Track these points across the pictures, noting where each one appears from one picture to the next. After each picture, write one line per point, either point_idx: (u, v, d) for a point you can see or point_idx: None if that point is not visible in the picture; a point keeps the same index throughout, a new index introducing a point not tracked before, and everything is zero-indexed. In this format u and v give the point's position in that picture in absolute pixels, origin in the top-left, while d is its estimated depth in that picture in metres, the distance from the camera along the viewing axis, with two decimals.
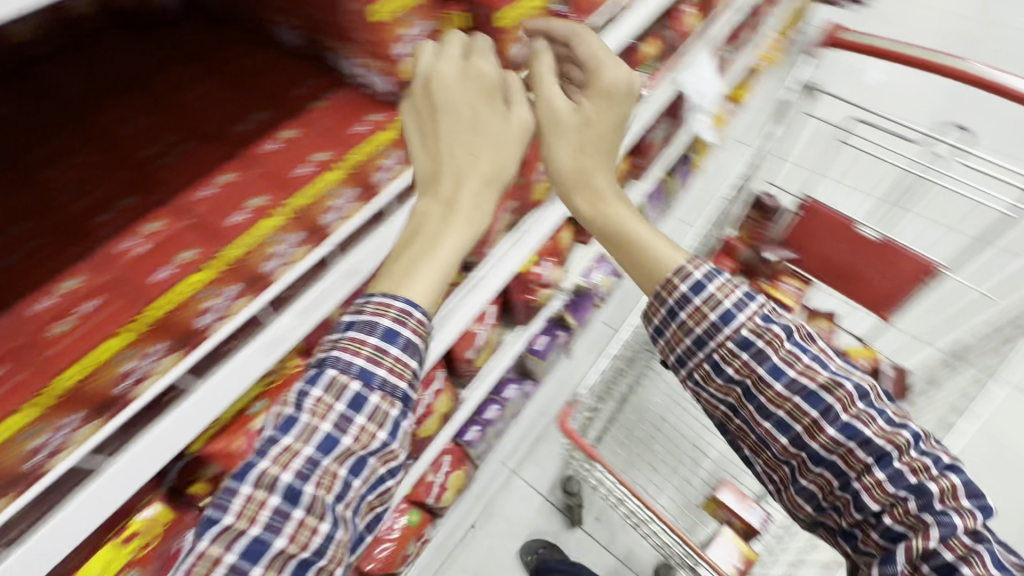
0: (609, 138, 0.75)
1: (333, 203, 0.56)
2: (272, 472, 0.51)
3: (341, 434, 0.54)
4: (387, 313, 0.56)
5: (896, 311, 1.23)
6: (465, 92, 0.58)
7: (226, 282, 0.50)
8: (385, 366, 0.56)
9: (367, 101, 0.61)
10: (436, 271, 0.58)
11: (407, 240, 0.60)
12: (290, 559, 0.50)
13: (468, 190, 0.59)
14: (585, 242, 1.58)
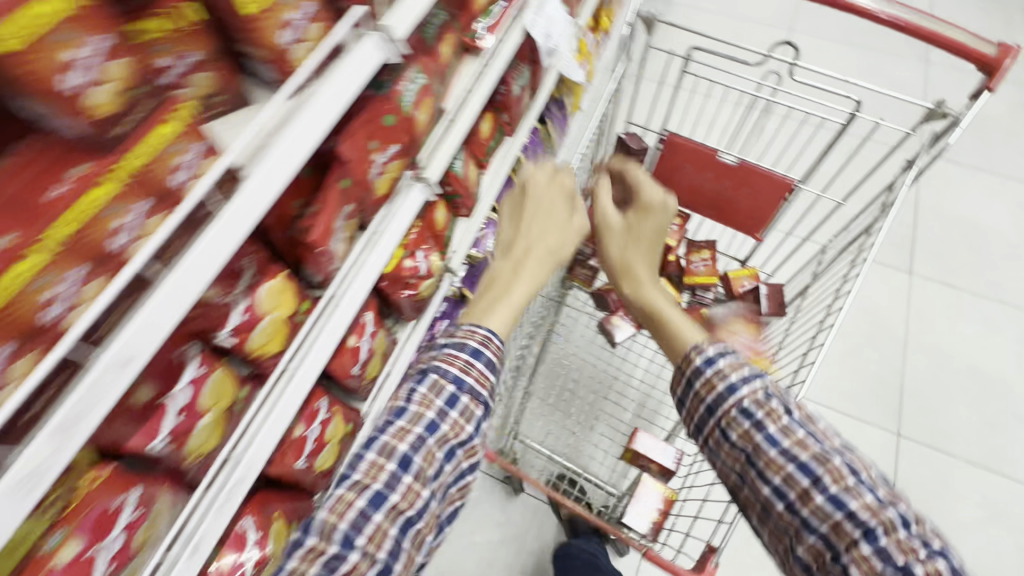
0: (651, 243, 1.07)
1: (52, 294, 0.45)
2: (393, 443, 0.83)
3: (441, 421, 0.88)
4: (474, 336, 0.97)
5: (765, 230, 1.26)
6: (548, 196, 1.18)
7: None
8: (472, 375, 0.93)
9: (62, 152, 0.45)
10: (504, 313, 1.02)
11: (485, 294, 1.06)
12: (400, 513, 0.79)
13: (526, 270, 1.08)
14: (468, 215, 1.48)
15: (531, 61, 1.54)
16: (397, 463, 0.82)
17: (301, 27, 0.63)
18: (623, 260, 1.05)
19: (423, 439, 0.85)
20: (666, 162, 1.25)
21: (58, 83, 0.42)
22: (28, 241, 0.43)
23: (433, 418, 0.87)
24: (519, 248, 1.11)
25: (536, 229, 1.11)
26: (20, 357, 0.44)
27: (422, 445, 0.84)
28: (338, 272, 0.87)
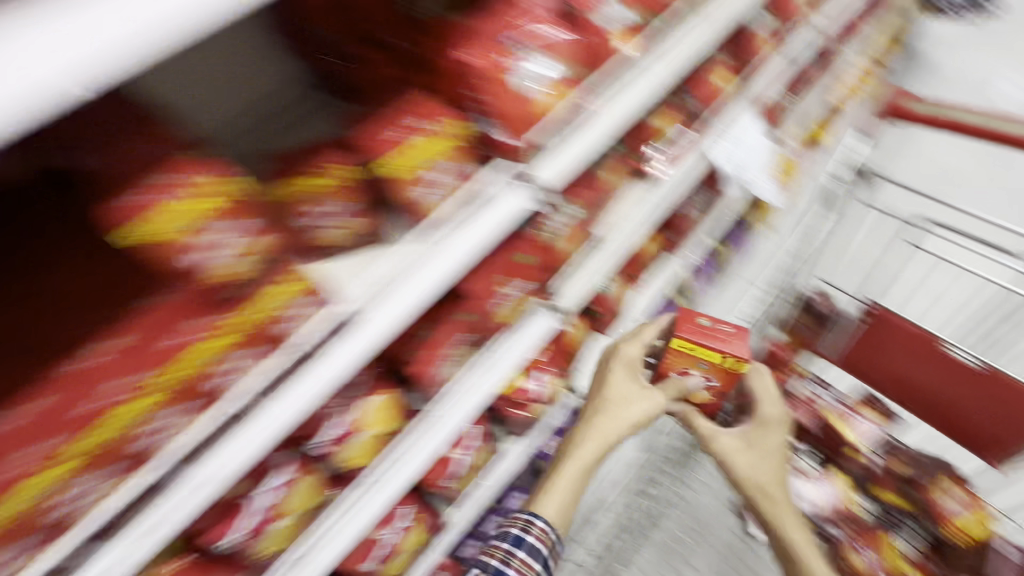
0: (775, 470, 0.88)
1: (153, 425, 0.49)
2: None
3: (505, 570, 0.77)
4: (517, 521, 0.82)
5: (1010, 460, 0.90)
6: (632, 378, 0.92)
7: (7, 543, 0.43)
8: (514, 566, 0.78)
9: (195, 300, 0.50)
10: (551, 502, 0.84)
11: (549, 479, 0.87)
12: None
13: (582, 446, 0.87)
14: (606, 331, 1.36)
15: (710, 181, 1.42)
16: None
17: (438, 184, 0.64)
18: (755, 483, 0.87)
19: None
20: (866, 341, 1.01)
21: (180, 256, 0.48)
22: (152, 379, 0.48)
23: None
24: (595, 423, 0.88)
25: (613, 422, 0.88)
26: (113, 477, 0.48)
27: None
28: (445, 391, 0.85)
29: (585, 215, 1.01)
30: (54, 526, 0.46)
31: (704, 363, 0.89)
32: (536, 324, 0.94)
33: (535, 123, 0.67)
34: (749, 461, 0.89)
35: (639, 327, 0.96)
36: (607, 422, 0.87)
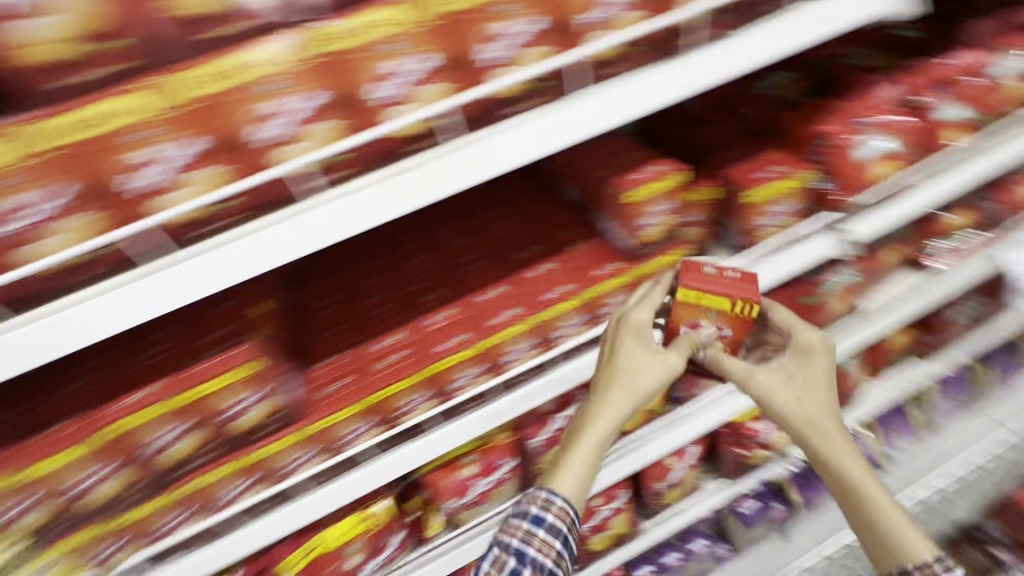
0: (826, 402, 0.72)
1: (562, 324, 0.75)
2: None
3: (527, 545, 0.69)
4: (535, 500, 0.71)
5: None
6: (640, 345, 0.70)
7: (477, 361, 0.72)
8: (535, 545, 0.70)
9: (609, 251, 0.76)
10: (571, 474, 0.70)
11: (566, 445, 0.71)
12: None
13: (601, 418, 0.69)
14: None
15: (988, 292, 1.34)
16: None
17: (780, 216, 0.82)
18: (809, 420, 0.71)
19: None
20: None
21: (640, 218, 0.71)
22: (576, 290, 0.74)
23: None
24: (604, 390, 0.69)
25: (631, 385, 0.69)
26: (530, 348, 0.74)
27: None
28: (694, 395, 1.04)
29: (862, 285, 1.07)
30: (497, 364, 0.73)
31: (719, 312, 0.68)
32: None
33: (868, 186, 0.82)
34: (796, 397, 0.72)
35: (637, 288, 0.75)
36: (605, 379, 0.69)
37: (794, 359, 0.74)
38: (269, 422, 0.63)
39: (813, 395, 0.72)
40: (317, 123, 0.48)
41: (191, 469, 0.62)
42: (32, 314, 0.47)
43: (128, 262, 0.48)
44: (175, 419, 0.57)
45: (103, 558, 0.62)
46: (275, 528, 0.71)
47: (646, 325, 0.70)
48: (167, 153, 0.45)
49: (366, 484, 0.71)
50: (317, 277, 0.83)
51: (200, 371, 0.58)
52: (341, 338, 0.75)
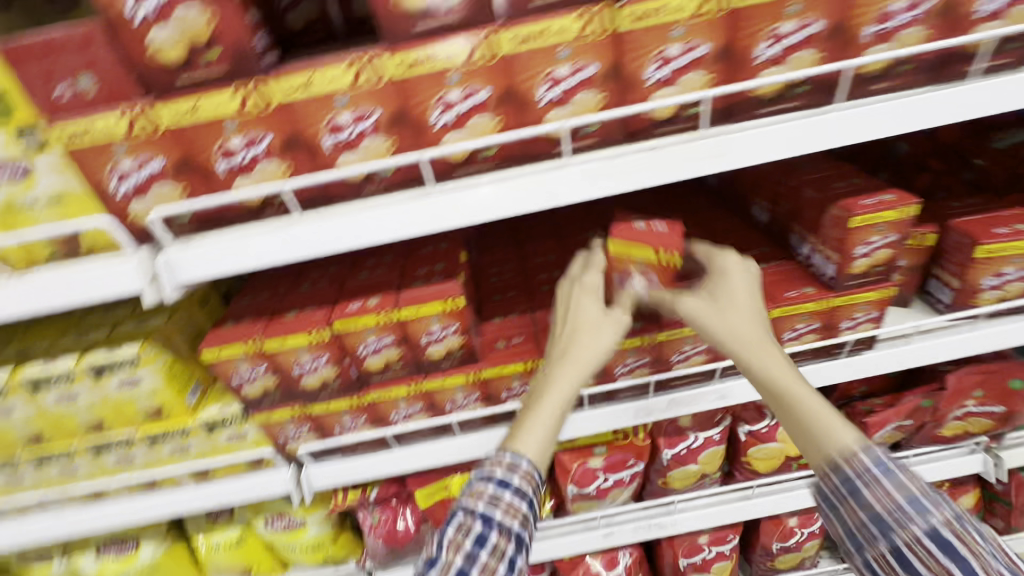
0: (754, 318, 0.60)
1: None
2: (448, 555, 0.56)
3: (493, 509, 0.58)
4: (499, 465, 0.60)
5: None
6: (593, 302, 0.63)
7: (643, 353, 0.73)
8: (501, 507, 0.58)
9: (803, 276, 0.72)
10: (539, 434, 0.60)
11: (525, 411, 0.62)
12: None
13: (558, 378, 0.60)
14: (1005, 529, 1.08)
15: None
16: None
17: (1010, 280, 0.72)
18: (734, 338, 0.58)
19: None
20: None
21: (857, 247, 0.66)
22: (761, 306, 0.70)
23: (462, 563, 0.56)
24: (563, 348, 0.62)
25: (595, 339, 0.61)
26: (699, 353, 0.74)
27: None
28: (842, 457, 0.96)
29: None
30: (660, 361, 0.74)
31: (646, 263, 0.62)
32: (972, 460, 0.89)
33: None
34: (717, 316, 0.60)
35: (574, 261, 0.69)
36: (561, 331, 0.63)
37: (711, 279, 0.63)
38: (453, 357, 0.69)
39: (738, 310, 0.60)
40: (585, 92, 0.52)
41: (381, 379, 0.70)
42: (314, 214, 0.56)
43: (397, 186, 0.56)
44: (383, 331, 0.65)
45: (294, 435, 0.74)
46: (425, 456, 0.77)
47: (593, 283, 0.63)
48: (452, 96, 0.51)
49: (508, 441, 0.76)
50: (494, 249, 0.91)
51: (418, 294, 0.64)
52: (511, 301, 0.80)
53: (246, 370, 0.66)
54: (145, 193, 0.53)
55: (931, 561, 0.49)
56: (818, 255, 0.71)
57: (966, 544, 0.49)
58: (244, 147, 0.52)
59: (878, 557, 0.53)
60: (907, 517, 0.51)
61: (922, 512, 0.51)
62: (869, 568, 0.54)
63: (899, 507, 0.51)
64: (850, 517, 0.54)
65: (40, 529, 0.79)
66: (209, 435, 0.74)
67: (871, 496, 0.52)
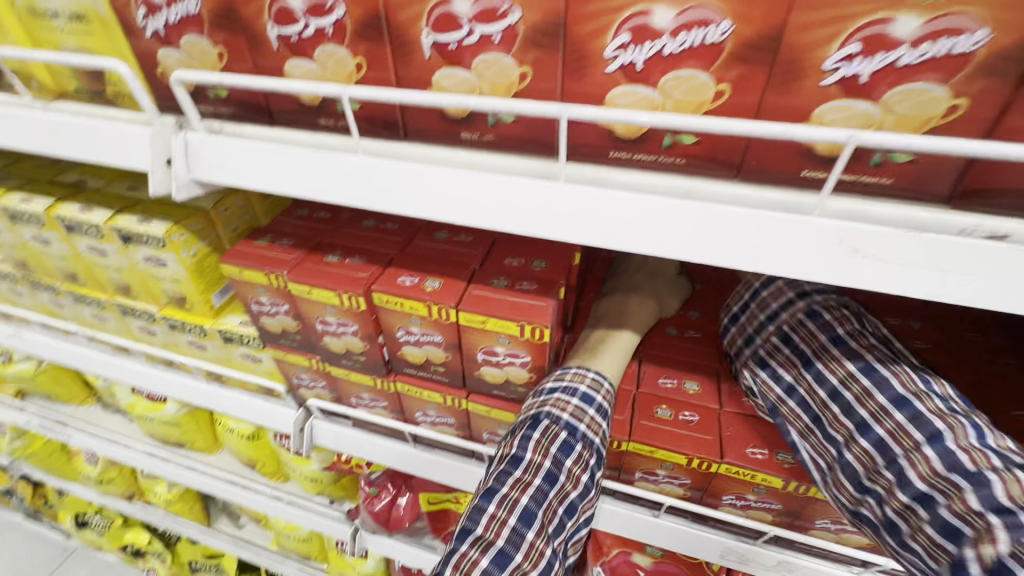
0: None
1: None
2: (536, 459, 0.42)
3: (580, 422, 0.45)
4: (583, 380, 0.47)
5: None
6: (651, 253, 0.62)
7: (779, 497, 0.48)
8: (591, 419, 0.45)
9: None
10: (617, 356, 0.51)
11: (595, 341, 0.53)
12: (553, 515, 0.41)
13: (634, 310, 0.55)
14: None
15: None
16: (488, 560, 0.38)
17: None
18: None
19: (541, 500, 0.41)
20: None
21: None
22: None
23: (550, 468, 0.42)
24: (641, 286, 0.58)
25: (673, 288, 0.59)
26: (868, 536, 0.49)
27: (543, 508, 0.41)
28: None
29: None
30: (799, 517, 0.50)
31: None
32: None
33: None
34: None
35: None
36: (633, 275, 0.60)
37: None
38: (512, 389, 0.50)
39: None
40: (929, 86, 0.25)
41: (418, 374, 0.53)
42: (382, 146, 0.37)
43: (514, 144, 0.35)
44: (433, 327, 0.47)
45: (307, 383, 0.62)
46: (442, 472, 0.62)
47: None
48: (656, 19, 0.27)
49: None
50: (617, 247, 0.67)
51: (495, 299, 0.45)
52: None
53: (267, 301, 0.53)
54: (175, 43, 0.37)
55: (803, 334, 0.45)
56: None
57: (837, 317, 0.44)
58: (306, 12, 0.33)
59: (765, 349, 0.47)
60: (790, 303, 0.46)
61: (807, 298, 0.46)
62: (755, 363, 0.47)
63: (789, 300, 0.46)
64: (747, 320, 0.49)
65: (72, 354, 0.78)
66: (224, 345, 0.64)
67: (765, 290, 0.48)
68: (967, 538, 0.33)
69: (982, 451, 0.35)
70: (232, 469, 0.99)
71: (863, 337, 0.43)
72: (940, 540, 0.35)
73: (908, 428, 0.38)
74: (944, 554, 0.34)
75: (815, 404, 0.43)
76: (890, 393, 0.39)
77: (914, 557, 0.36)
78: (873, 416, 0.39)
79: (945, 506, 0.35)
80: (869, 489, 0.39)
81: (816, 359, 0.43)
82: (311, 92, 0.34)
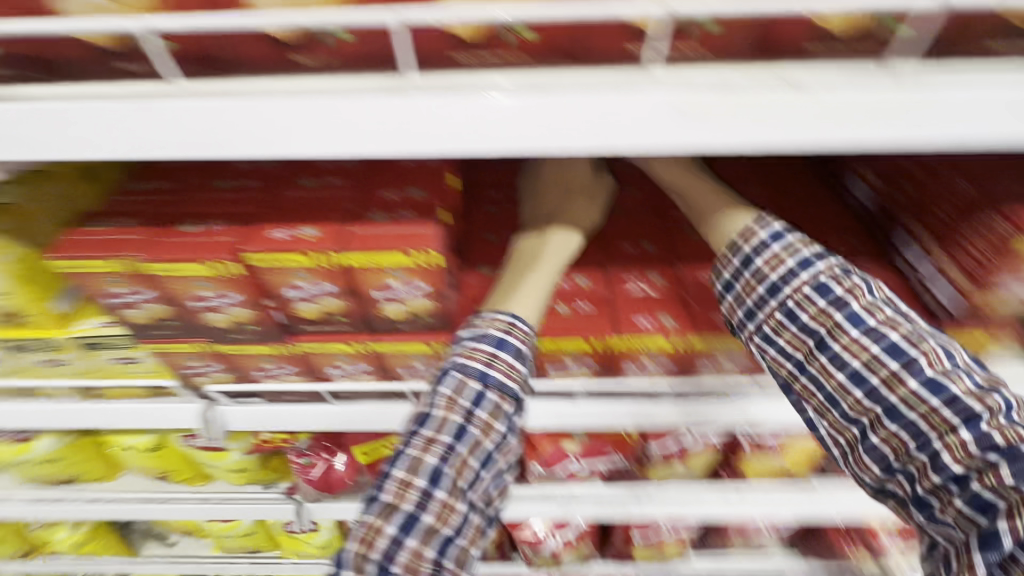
0: None
1: None
2: (440, 416, 0.45)
3: (490, 371, 0.46)
4: (494, 325, 0.48)
5: None
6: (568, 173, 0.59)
7: (668, 356, 0.55)
8: (503, 367, 0.47)
9: (905, 297, 0.54)
10: (536, 292, 0.51)
11: (516, 278, 0.52)
12: (466, 463, 0.45)
13: (555, 243, 0.54)
14: None
15: None
16: (397, 527, 0.43)
17: None
18: None
19: (448, 456, 0.44)
20: None
21: (999, 275, 0.46)
22: None
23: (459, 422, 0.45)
24: (558, 214, 0.57)
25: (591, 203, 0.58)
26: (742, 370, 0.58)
27: (452, 463, 0.44)
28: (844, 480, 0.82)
29: None
30: (687, 369, 0.57)
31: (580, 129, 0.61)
32: None
33: None
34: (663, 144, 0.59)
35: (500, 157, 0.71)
36: (550, 198, 0.58)
37: None
38: (417, 321, 0.51)
39: None
40: None
41: (319, 329, 0.52)
42: (212, 87, 0.34)
43: (357, 63, 0.33)
44: (323, 277, 0.46)
45: (200, 370, 0.57)
46: (368, 421, 0.62)
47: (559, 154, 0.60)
48: None
49: None
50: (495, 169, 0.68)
51: (378, 233, 0.44)
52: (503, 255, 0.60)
53: (124, 291, 0.47)
54: None
55: (814, 310, 0.45)
56: (948, 285, 0.51)
57: (849, 291, 0.45)
58: None
59: (772, 326, 0.47)
60: (793, 274, 0.46)
61: (809, 268, 0.46)
62: (761, 339, 0.47)
63: (791, 269, 0.46)
64: (744, 289, 0.48)
65: None
66: (87, 354, 0.56)
67: (740, 238, 0.49)
68: (1002, 511, 0.38)
69: (1014, 428, 0.38)
70: (143, 488, 0.91)
71: (880, 312, 0.44)
72: (971, 513, 0.39)
73: (942, 411, 0.40)
74: (973, 525, 0.39)
75: (835, 387, 0.44)
76: (921, 377, 0.41)
77: (944, 526, 0.41)
78: (903, 402, 0.42)
79: (978, 484, 0.39)
80: (899, 470, 0.43)
81: (832, 341, 0.44)
82: (109, 30, 0.30)
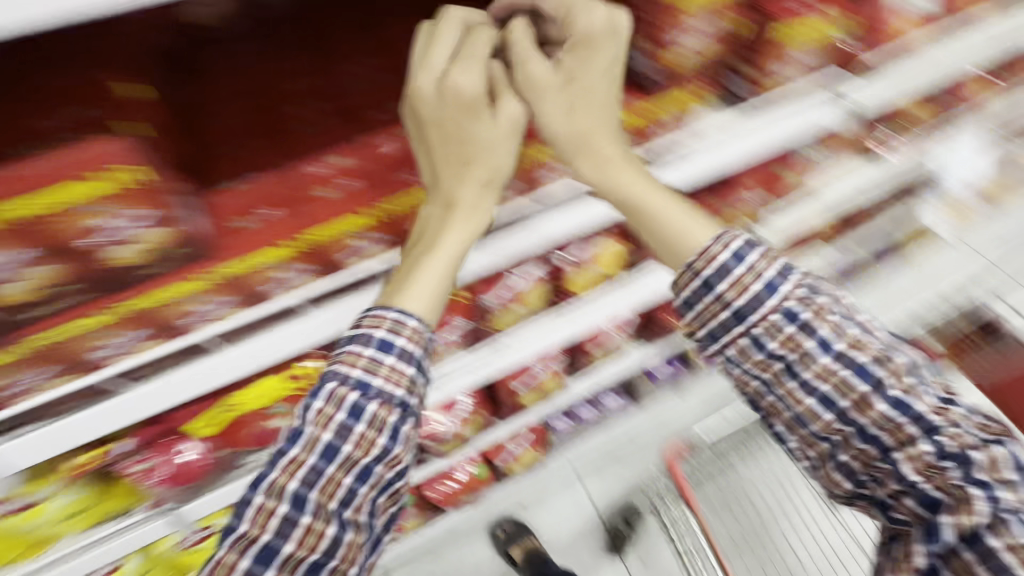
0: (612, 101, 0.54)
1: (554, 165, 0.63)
2: (312, 433, 0.46)
3: (371, 376, 0.47)
4: (381, 322, 0.49)
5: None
6: (474, 130, 0.51)
7: None
8: (381, 376, 0.48)
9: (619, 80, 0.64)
10: (429, 282, 0.51)
11: (412, 264, 0.52)
12: (341, 482, 0.46)
13: (451, 226, 0.52)
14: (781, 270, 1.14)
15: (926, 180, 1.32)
16: (250, 559, 0.44)
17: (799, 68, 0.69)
18: (581, 125, 0.53)
19: (314, 476, 0.46)
20: None
21: (670, 32, 0.61)
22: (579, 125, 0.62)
23: (330, 440, 0.46)
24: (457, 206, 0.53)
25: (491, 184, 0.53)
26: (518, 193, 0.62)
27: (317, 484, 0.45)
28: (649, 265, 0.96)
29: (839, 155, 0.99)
30: None
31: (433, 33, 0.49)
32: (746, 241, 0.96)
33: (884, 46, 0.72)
34: (567, 105, 0.53)
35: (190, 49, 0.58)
36: (449, 161, 0.52)
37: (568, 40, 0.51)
38: (168, 256, 0.46)
39: (586, 101, 0.53)
40: None
41: (51, 311, 0.44)
42: None
43: None
44: (4, 243, 0.38)
45: None
46: (168, 395, 0.53)
47: (454, 99, 0.49)
48: None
49: (282, 347, 0.55)
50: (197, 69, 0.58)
51: (42, 165, 0.37)
52: (248, 162, 0.55)
53: None
54: None
55: (778, 336, 0.47)
56: (643, 58, 0.64)
57: (817, 314, 0.46)
58: None
59: (735, 351, 0.49)
60: (760, 301, 0.47)
61: (775, 293, 0.47)
62: (727, 361, 0.50)
63: (758, 297, 0.47)
64: (705, 311, 0.50)
65: None
66: None
67: (696, 258, 0.50)
68: (944, 505, 0.41)
69: (958, 429, 0.43)
70: None
71: (849, 335, 0.46)
72: (922, 507, 0.43)
73: (908, 427, 0.43)
74: (921, 515, 0.43)
75: (802, 407, 0.47)
76: (890, 398, 0.44)
77: (900, 519, 0.45)
78: (866, 420, 0.45)
79: (927, 483, 0.42)
80: (865, 479, 0.46)
81: (802, 367, 0.46)
82: None
